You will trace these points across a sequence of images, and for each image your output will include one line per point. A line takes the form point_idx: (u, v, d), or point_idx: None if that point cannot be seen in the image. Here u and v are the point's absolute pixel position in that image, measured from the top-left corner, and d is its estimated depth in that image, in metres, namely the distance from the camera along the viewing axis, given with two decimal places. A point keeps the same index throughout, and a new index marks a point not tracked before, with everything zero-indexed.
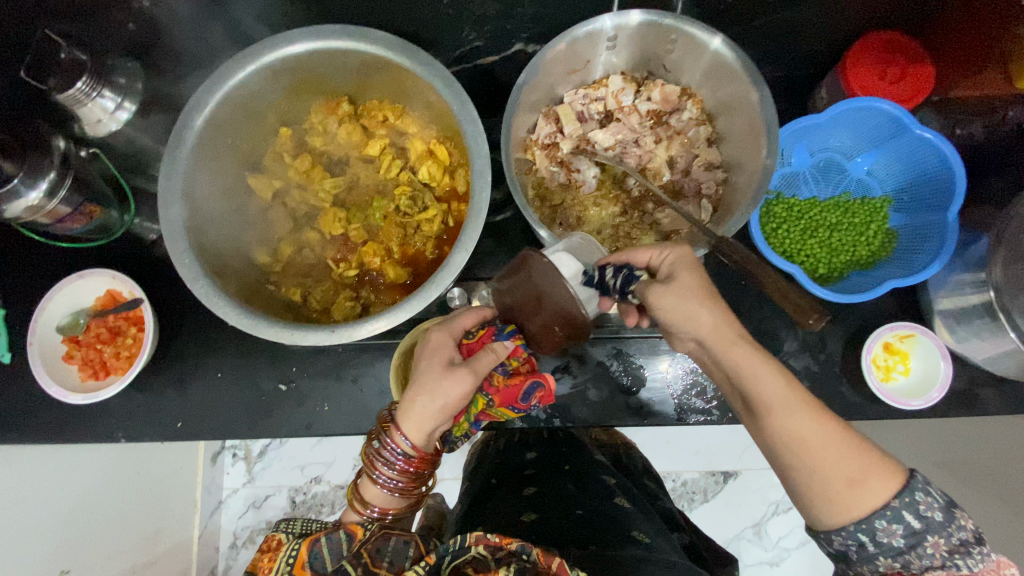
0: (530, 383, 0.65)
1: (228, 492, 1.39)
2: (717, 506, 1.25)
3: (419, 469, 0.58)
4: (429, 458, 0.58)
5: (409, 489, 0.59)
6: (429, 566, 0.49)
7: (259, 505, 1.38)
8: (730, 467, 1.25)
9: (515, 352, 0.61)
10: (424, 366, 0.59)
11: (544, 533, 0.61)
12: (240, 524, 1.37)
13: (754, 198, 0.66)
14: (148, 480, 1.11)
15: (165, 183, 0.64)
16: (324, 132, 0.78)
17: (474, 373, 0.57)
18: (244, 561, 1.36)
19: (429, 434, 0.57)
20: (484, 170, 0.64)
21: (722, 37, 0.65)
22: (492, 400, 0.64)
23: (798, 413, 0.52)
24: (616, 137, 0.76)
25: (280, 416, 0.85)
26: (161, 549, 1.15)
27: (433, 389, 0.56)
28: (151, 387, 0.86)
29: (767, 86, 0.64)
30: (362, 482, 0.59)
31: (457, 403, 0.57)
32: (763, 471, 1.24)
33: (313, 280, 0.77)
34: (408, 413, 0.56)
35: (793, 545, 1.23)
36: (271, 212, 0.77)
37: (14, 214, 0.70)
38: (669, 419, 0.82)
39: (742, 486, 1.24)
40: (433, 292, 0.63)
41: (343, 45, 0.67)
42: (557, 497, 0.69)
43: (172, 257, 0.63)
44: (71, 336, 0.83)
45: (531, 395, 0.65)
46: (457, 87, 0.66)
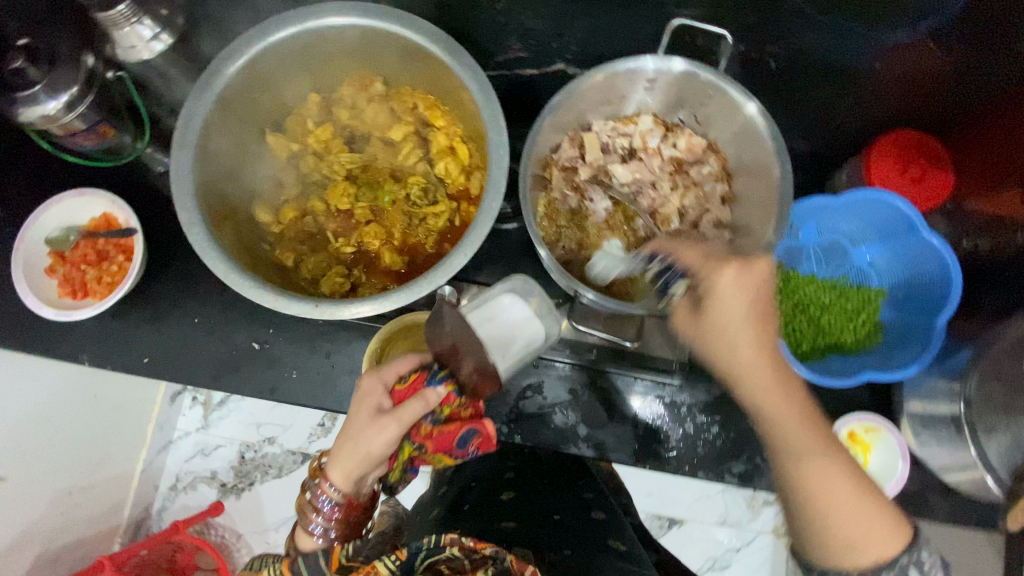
0: (468, 429, 0.63)
1: (179, 434, 1.37)
2: None
3: (349, 513, 0.61)
4: (356, 501, 0.61)
5: (345, 533, 0.62)
6: (403, 560, 0.55)
7: (207, 454, 1.37)
8: (676, 514, 1.26)
9: (447, 399, 0.60)
10: (355, 413, 0.61)
11: (524, 540, 0.67)
12: (184, 469, 1.37)
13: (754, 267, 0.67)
14: (103, 407, 1.11)
15: (185, 124, 0.64)
16: (351, 107, 0.78)
17: (394, 423, 0.58)
18: (179, 506, 1.36)
19: (356, 481, 0.60)
20: (499, 181, 0.64)
21: (758, 105, 0.65)
22: (428, 446, 0.64)
23: (812, 456, 0.53)
24: (634, 174, 0.76)
25: (247, 373, 0.84)
26: (101, 476, 1.14)
27: (355, 437, 0.59)
28: (125, 319, 0.85)
29: (789, 162, 0.65)
30: (297, 532, 0.63)
31: (379, 452, 0.58)
32: (708, 525, 1.25)
33: (309, 249, 0.77)
34: (334, 462, 0.59)
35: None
36: (282, 172, 0.77)
37: (29, 119, 0.70)
38: (629, 459, 0.82)
39: (685, 535, 1.25)
40: (423, 289, 0.63)
41: (389, 28, 0.68)
42: (535, 505, 0.74)
43: (174, 199, 0.63)
44: (57, 251, 0.83)
45: (468, 440, 0.64)
46: (491, 93, 0.66)
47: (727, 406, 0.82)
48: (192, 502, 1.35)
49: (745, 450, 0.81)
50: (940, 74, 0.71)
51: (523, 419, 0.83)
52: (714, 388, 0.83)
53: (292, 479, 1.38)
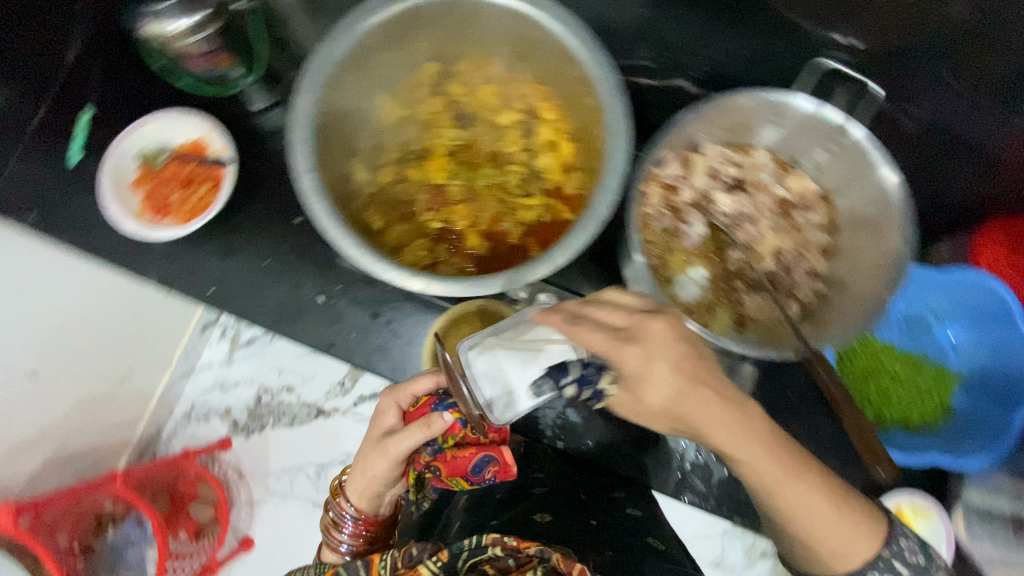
0: (471, 461, 0.67)
1: (202, 365, 1.38)
2: None
3: (366, 526, 0.73)
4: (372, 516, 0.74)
5: (365, 541, 0.74)
6: (444, 561, 0.55)
7: (225, 389, 1.39)
8: None
9: (452, 426, 0.66)
10: (370, 432, 0.73)
11: (558, 535, 0.67)
12: (202, 399, 1.38)
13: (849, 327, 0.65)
14: (137, 323, 1.14)
15: (316, 70, 0.64)
16: (465, 85, 0.77)
17: (386, 453, 0.68)
18: (192, 434, 1.38)
19: (371, 500, 0.72)
20: (612, 188, 0.62)
21: (897, 172, 0.63)
22: (444, 469, 0.69)
23: (799, 487, 0.54)
24: (737, 207, 0.75)
25: (307, 325, 0.85)
26: (122, 392, 1.18)
27: (362, 468, 0.71)
28: (195, 246, 0.85)
29: (914, 233, 0.64)
30: (325, 546, 0.75)
31: (380, 477, 0.69)
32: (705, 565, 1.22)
33: (398, 216, 0.77)
34: (352, 486, 0.72)
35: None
36: (383, 137, 0.75)
37: (159, 34, 0.70)
38: (665, 486, 0.85)
39: None
40: (514, 281, 0.63)
41: (529, 13, 0.66)
42: (568, 505, 0.74)
43: (290, 143, 0.62)
44: (147, 167, 0.83)
45: (479, 468, 0.68)
46: (625, 101, 0.63)
47: None
48: (204, 432, 1.38)
49: None
50: None
51: (568, 429, 0.85)
52: None
53: (303, 431, 1.39)
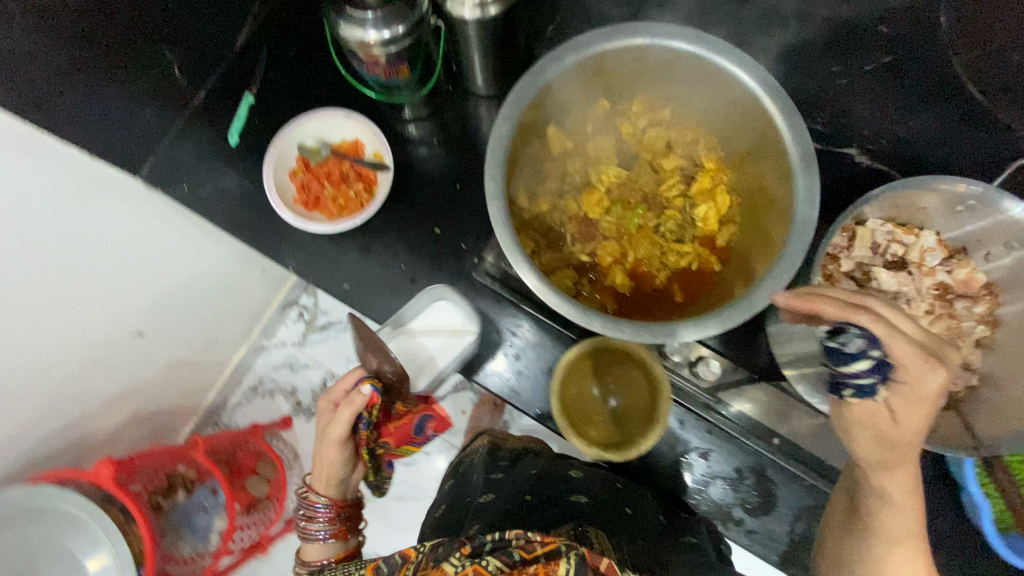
0: (398, 409, 0.86)
1: (275, 342, 1.41)
2: None
3: (334, 517, 0.86)
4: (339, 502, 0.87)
5: (338, 533, 0.86)
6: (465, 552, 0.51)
7: (295, 369, 1.42)
8: None
9: (372, 400, 0.80)
10: (318, 466, 0.86)
11: (594, 512, 0.74)
12: (271, 374, 1.41)
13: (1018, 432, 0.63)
14: (221, 298, 1.18)
15: (515, 99, 0.68)
16: (634, 125, 0.78)
17: (341, 424, 0.81)
18: (255, 407, 1.41)
19: (336, 486, 0.87)
20: (795, 255, 0.63)
21: None
22: (381, 432, 0.86)
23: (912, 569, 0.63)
24: (897, 285, 0.73)
25: (432, 332, 0.87)
26: (205, 357, 1.24)
27: (324, 449, 0.85)
28: (336, 242, 0.88)
29: None
30: (305, 551, 0.85)
31: (338, 453, 0.84)
32: None
33: (547, 243, 0.77)
34: (319, 480, 0.87)
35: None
36: (549, 164, 0.77)
37: (350, 39, 0.73)
38: (770, 553, 0.83)
39: None
40: (684, 331, 0.63)
41: (727, 68, 0.67)
42: (607, 511, 0.74)
43: (485, 169, 0.66)
44: (304, 159, 0.87)
45: (403, 413, 0.87)
46: (813, 171, 0.65)
47: None
48: (267, 408, 1.41)
49: None
50: None
51: (674, 478, 0.84)
52: None
53: None
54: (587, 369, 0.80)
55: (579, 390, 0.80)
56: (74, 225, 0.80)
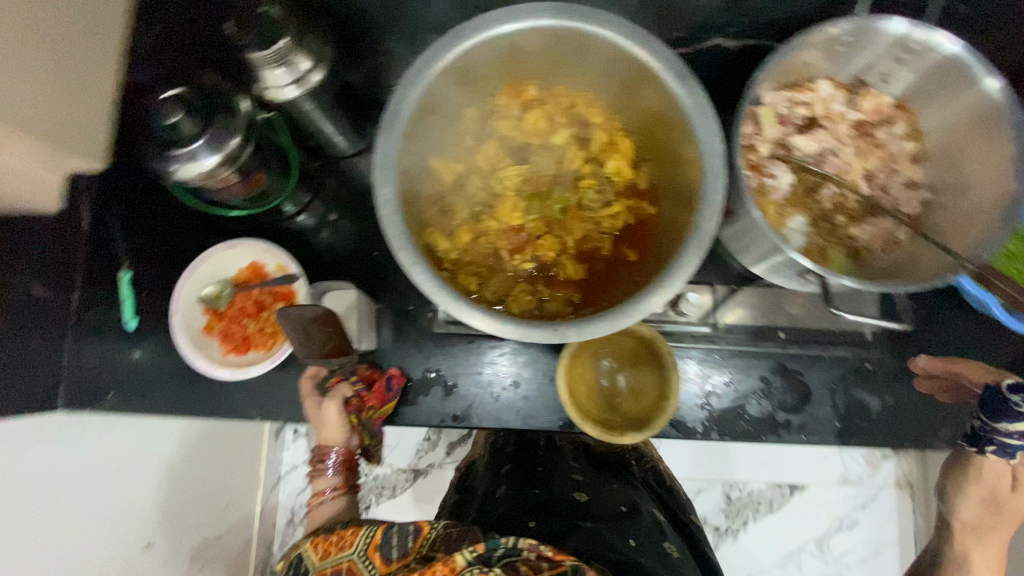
0: (381, 381, 0.81)
1: (287, 469, 1.15)
2: (781, 518, 1.25)
3: (343, 464, 0.78)
4: (350, 453, 0.79)
5: (345, 481, 0.78)
6: (478, 554, 0.51)
7: None
8: (798, 480, 1.25)
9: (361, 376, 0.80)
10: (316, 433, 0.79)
11: (593, 535, 0.64)
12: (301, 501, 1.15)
13: (986, 232, 0.62)
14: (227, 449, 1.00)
15: (383, 158, 0.59)
16: (510, 117, 0.74)
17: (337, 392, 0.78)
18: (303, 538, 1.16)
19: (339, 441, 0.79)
20: (719, 172, 0.60)
21: (1002, 81, 0.61)
22: (372, 408, 0.79)
23: None
24: (819, 144, 0.73)
25: (425, 405, 0.83)
26: None
27: (328, 412, 0.77)
28: (289, 368, 0.83)
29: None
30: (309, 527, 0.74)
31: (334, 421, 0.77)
32: (829, 486, 1.25)
33: (487, 270, 0.74)
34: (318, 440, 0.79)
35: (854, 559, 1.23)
36: (450, 195, 0.73)
37: (187, 177, 0.66)
38: (829, 437, 0.80)
39: (809, 500, 1.25)
40: (658, 297, 0.59)
41: (570, 27, 0.63)
42: (609, 534, 0.65)
43: (388, 240, 0.58)
44: (212, 308, 0.81)
45: (391, 385, 0.81)
46: (691, 80, 0.61)
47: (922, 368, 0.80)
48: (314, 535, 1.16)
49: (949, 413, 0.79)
50: None
51: (709, 417, 0.80)
52: (906, 354, 0.80)
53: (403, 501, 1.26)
54: (585, 360, 0.78)
55: (587, 384, 0.78)
56: (26, 477, 0.68)
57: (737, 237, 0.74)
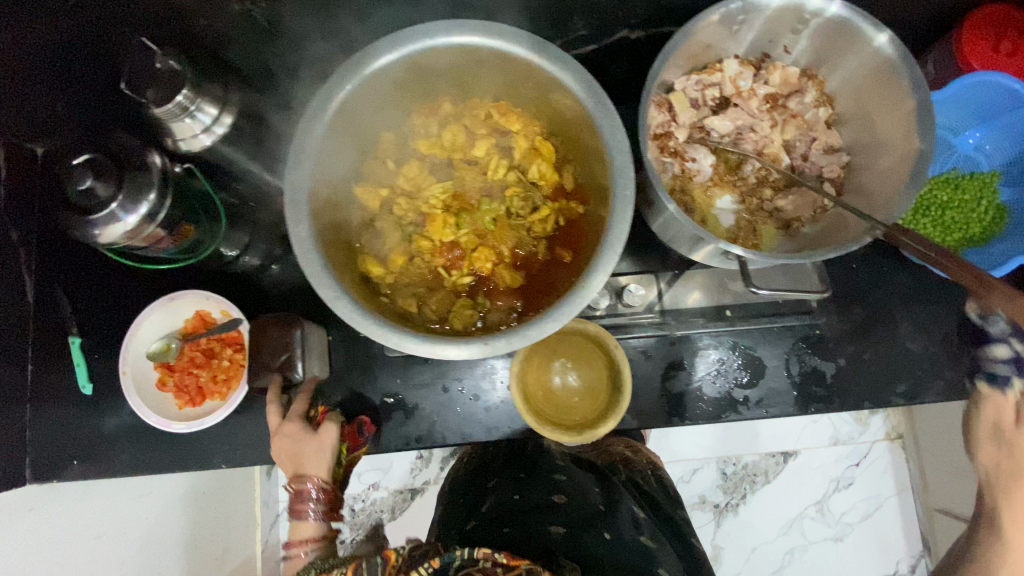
0: (358, 425, 0.80)
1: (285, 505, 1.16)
2: (778, 488, 1.25)
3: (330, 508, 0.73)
4: (336, 497, 0.74)
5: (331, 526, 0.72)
6: (436, 567, 0.58)
7: None
8: (789, 447, 1.25)
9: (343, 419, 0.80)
10: (306, 464, 0.72)
11: (564, 545, 0.69)
12: None
13: (898, 190, 0.63)
14: (218, 495, 1.01)
15: (293, 195, 0.59)
16: (428, 135, 0.75)
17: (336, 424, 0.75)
18: None
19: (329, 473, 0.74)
20: (627, 168, 0.60)
21: (891, 34, 0.61)
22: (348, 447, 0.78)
23: None
24: (733, 122, 0.73)
25: (387, 431, 0.82)
26: None
27: (324, 447, 0.73)
28: (248, 412, 0.82)
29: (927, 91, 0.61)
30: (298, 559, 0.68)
31: (330, 447, 0.74)
32: (820, 449, 1.25)
33: (425, 290, 0.74)
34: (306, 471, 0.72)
35: (854, 517, 1.24)
36: (378, 221, 0.73)
37: (111, 239, 0.66)
38: (790, 408, 0.80)
39: (802, 465, 1.25)
40: (583, 298, 0.60)
41: (463, 41, 0.63)
42: (582, 537, 0.70)
43: (307, 277, 0.58)
44: (163, 363, 0.81)
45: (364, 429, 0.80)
46: (590, 80, 0.62)
47: (871, 327, 0.81)
48: None
49: (901, 367, 0.80)
50: None
51: (666, 403, 0.80)
52: (854, 315, 0.81)
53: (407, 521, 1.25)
54: (537, 364, 0.79)
55: (542, 387, 0.78)
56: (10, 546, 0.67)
57: (665, 230, 0.74)
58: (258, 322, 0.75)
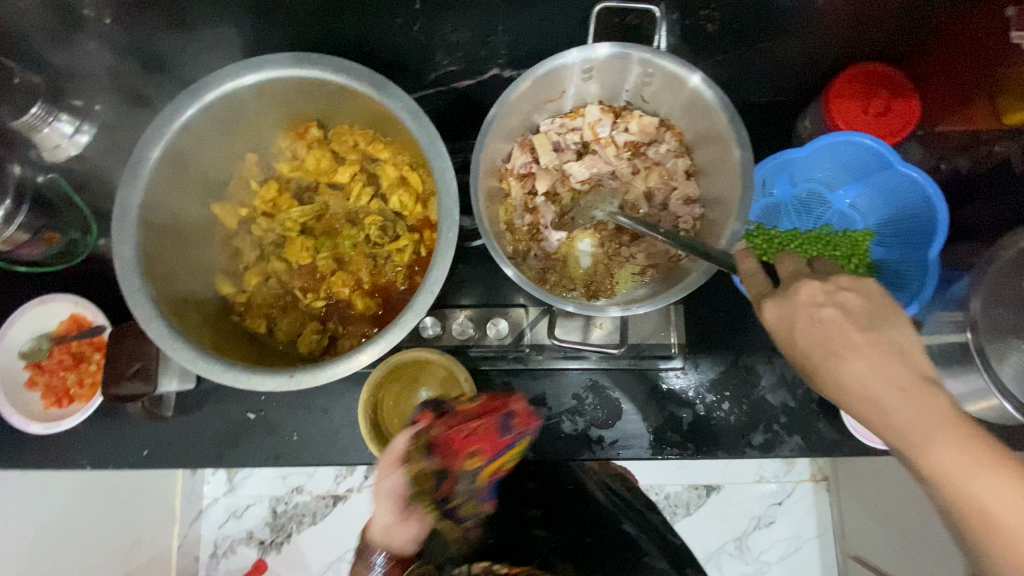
0: (495, 423, 0.63)
1: (208, 502, 1.12)
2: (701, 520, 1.11)
3: (394, 567, 0.66)
4: (399, 556, 0.66)
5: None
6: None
7: (240, 516, 1.11)
8: (713, 480, 1.10)
9: None
10: None
11: (553, 552, 0.76)
12: (222, 534, 1.11)
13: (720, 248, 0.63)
14: (126, 497, 0.96)
15: (120, 217, 0.62)
16: (292, 158, 0.76)
17: (393, 462, 0.64)
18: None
19: None
20: (452, 211, 0.63)
21: (701, 75, 0.63)
22: (481, 455, 0.62)
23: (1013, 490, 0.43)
24: (590, 168, 0.75)
25: (248, 445, 0.84)
26: None
27: (376, 490, 0.64)
28: (115, 416, 0.84)
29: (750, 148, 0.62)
30: None
31: None
32: (749, 484, 1.10)
33: (279, 311, 0.75)
34: None
35: (773, 558, 1.10)
36: (236, 241, 0.75)
37: None
38: (644, 452, 0.80)
39: (726, 501, 1.10)
40: (395, 336, 0.61)
41: (302, 76, 0.65)
42: (570, 540, 0.77)
43: (126, 297, 0.61)
44: (33, 362, 0.80)
45: (511, 424, 0.63)
46: (426, 121, 0.64)
47: (732, 377, 0.81)
48: (237, 567, 1.11)
49: (760, 418, 0.80)
50: (876, 18, 0.67)
51: None
52: (716, 363, 0.82)
53: (329, 527, 1.12)
54: (394, 393, 0.79)
55: (399, 414, 0.79)
56: None
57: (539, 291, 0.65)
58: (117, 331, 0.77)
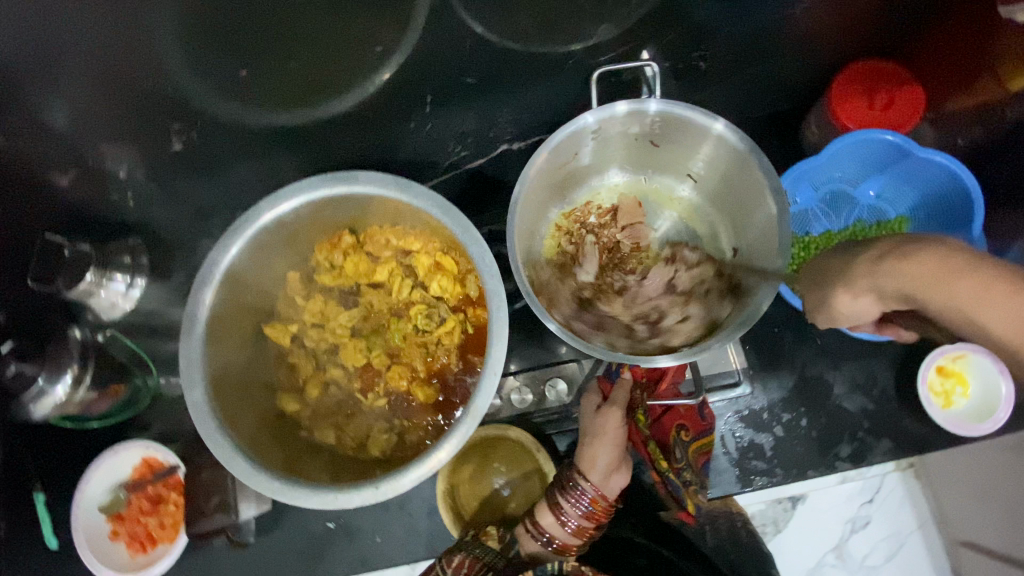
0: (697, 406, 0.76)
1: None
2: None
3: (595, 510, 0.70)
4: (604, 498, 0.70)
5: (583, 528, 0.70)
6: None
7: None
8: None
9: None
10: None
11: None
12: None
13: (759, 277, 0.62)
14: None
15: (187, 362, 0.65)
16: (331, 267, 0.77)
17: (620, 406, 0.73)
18: None
19: None
20: (498, 289, 0.65)
21: (724, 121, 0.65)
22: (687, 430, 0.76)
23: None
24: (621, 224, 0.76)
25: (333, 555, 0.83)
26: None
27: (599, 434, 0.72)
28: (198, 552, 0.83)
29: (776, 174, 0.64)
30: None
31: None
32: None
33: (343, 418, 0.76)
34: None
35: (881, 560, 0.84)
36: (292, 357, 0.77)
37: (43, 413, 0.71)
38: (733, 487, 0.79)
39: None
40: (467, 427, 0.62)
41: (333, 193, 0.69)
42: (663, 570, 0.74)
43: (205, 440, 0.63)
44: (115, 514, 0.81)
45: (708, 411, 0.76)
46: (456, 211, 0.68)
47: (804, 393, 0.80)
48: None
49: (844, 429, 0.79)
50: (866, 20, 0.70)
51: None
52: (785, 380, 0.80)
53: None
54: (467, 476, 0.80)
55: (478, 497, 0.80)
56: None
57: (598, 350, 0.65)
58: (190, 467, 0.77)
